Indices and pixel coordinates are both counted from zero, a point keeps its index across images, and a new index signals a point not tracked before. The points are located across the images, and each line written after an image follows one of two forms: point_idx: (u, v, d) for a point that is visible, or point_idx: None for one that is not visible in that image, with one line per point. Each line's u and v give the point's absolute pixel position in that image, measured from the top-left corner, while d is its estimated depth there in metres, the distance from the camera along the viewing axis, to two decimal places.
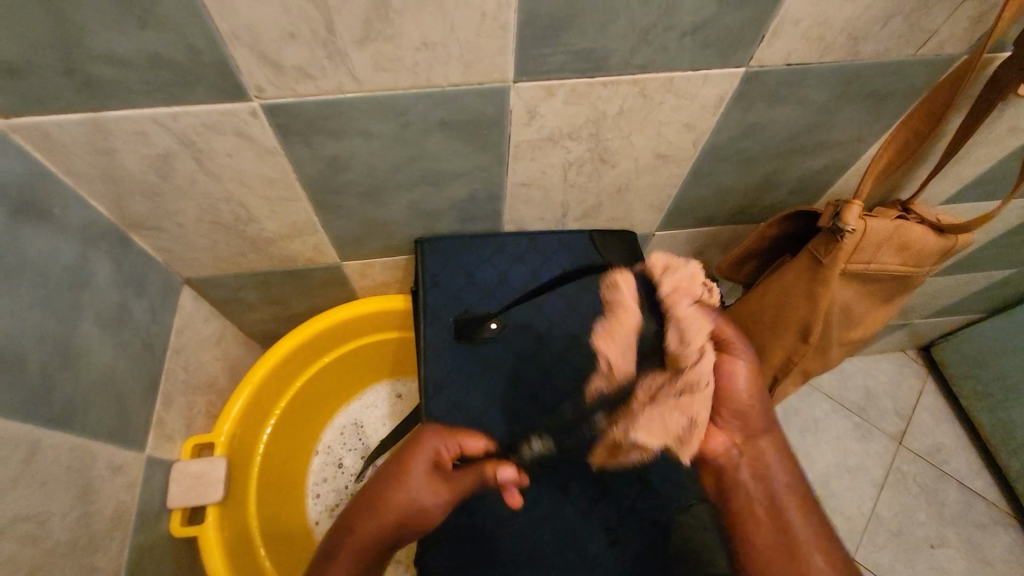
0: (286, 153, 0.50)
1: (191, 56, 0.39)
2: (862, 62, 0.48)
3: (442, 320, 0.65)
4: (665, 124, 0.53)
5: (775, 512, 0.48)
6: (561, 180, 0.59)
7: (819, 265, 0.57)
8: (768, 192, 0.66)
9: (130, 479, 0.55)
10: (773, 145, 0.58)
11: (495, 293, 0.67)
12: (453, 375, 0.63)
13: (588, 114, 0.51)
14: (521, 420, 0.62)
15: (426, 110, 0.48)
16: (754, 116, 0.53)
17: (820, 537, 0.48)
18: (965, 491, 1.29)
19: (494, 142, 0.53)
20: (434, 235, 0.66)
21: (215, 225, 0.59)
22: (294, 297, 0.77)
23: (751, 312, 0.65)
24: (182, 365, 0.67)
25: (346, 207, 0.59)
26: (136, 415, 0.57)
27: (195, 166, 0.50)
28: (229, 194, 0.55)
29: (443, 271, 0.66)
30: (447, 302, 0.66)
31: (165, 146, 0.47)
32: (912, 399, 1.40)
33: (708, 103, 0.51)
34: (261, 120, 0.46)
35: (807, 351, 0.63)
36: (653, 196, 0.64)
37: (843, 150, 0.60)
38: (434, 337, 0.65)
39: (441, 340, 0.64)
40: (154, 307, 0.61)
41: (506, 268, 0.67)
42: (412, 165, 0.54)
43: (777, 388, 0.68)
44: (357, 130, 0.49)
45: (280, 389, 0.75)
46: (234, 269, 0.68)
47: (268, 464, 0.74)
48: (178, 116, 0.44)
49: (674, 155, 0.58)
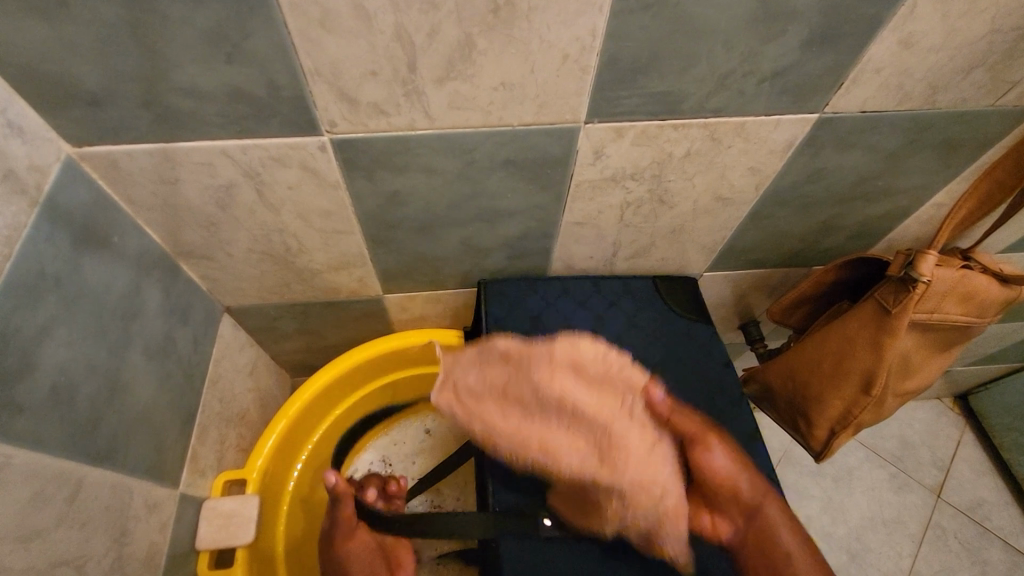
0: (348, 188, 0.50)
1: (271, 91, 0.39)
2: (937, 110, 0.48)
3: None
4: (730, 168, 0.52)
5: (724, 497, 0.50)
6: (617, 220, 0.58)
7: (887, 315, 0.54)
8: (825, 237, 0.65)
9: (163, 518, 0.53)
10: (836, 190, 0.57)
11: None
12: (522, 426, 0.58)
13: (653, 156, 0.50)
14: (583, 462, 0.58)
15: (493, 149, 0.47)
16: (821, 161, 0.52)
17: (784, 516, 0.49)
18: (1010, 551, 1.23)
19: (555, 181, 0.52)
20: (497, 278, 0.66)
21: (264, 255, 0.58)
22: (331, 328, 0.76)
23: (808, 360, 0.63)
24: (218, 396, 0.65)
25: (398, 241, 0.58)
26: (173, 448, 0.55)
27: (254, 197, 0.50)
28: (284, 226, 0.54)
29: (505, 322, 0.64)
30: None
31: (229, 178, 0.47)
32: (950, 450, 1.34)
33: (776, 147, 0.50)
34: (328, 154, 0.46)
35: (870, 402, 0.60)
36: (706, 238, 0.63)
37: (906, 198, 0.59)
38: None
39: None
40: (197, 337, 0.60)
41: (568, 316, 0.65)
42: (470, 202, 0.53)
43: (835, 441, 0.65)
44: (422, 166, 0.48)
45: (312, 424, 0.72)
46: (276, 299, 0.67)
47: (296, 504, 0.71)
48: (247, 148, 0.44)
49: (735, 199, 0.57)
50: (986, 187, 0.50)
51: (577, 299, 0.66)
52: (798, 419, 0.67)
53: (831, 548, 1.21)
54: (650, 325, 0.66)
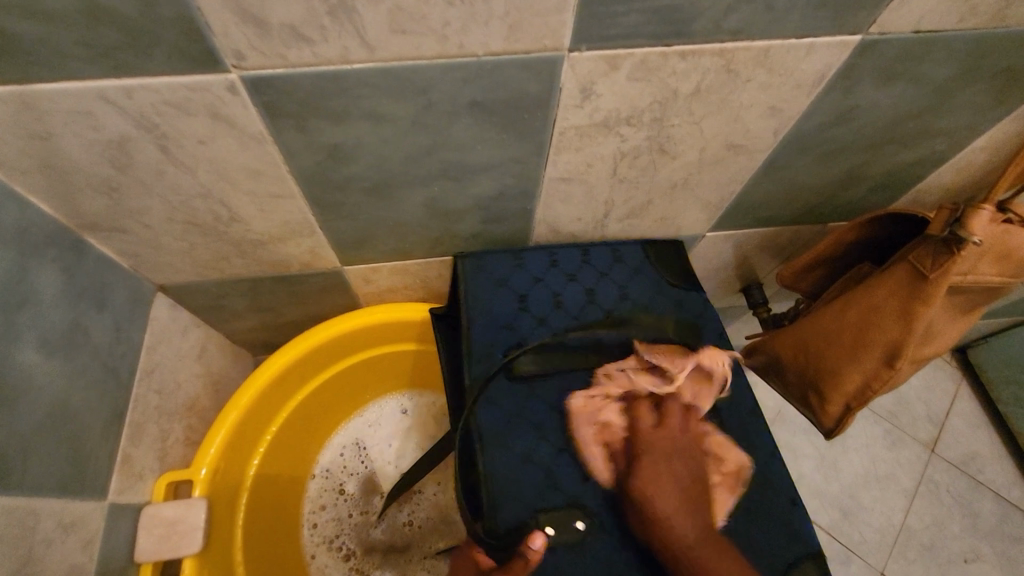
0: (276, 141, 0.40)
1: (145, 8, 0.29)
2: (1006, 29, 0.38)
3: (488, 357, 0.53)
4: (747, 107, 0.43)
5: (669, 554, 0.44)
6: (609, 175, 0.49)
7: (923, 280, 0.47)
8: (847, 189, 0.56)
9: (86, 535, 0.46)
10: (869, 133, 0.48)
11: (549, 321, 0.55)
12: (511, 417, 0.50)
13: (654, 94, 0.40)
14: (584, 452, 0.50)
15: (455, 87, 0.37)
16: (856, 98, 0.43)
17: None
18: (1001, 502, 1.23)
19: (534, 129, 0.42)
20: (477, 252, 0.58)
21: (189, 225, 0.49)
22: (287, 305, 0.67)
23: (825, 330, 0.55)
24: (156, 388, 0.57)
25: (350, 206, 0.49)
26: (95, 455, 0.47)
27: (159, 155, 0.40)
28: (205, 190, 0.44)
29: (487, 294, 0.56)
30: (494, 335, 0.54)
31: (120, 130, 0.37)
32: (946, 404, 1.32)
33: (804, 81, 0.41)
34: (241, 97, 0.36)
35: (893, 377, 0.53)
36: (711, 194, 0.54)
37: (946, 141, 0.50)
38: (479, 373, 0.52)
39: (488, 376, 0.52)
40: (119, 323, 0.51)
41: (558, 288, 0.57)
42: (432, 156, 0.44)
43: (850, 418, 0.58)
44: (366, 111, 0.38)
45: (273, 410, 0.65)
46: (217, 275, 0.58)
47: (258, 498, 0.65)
48: (132, 91, 0.34)
49: (748, 146, 0.47)
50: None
51: (567, 273, 0.58)
52: (808, 393, 0.60)
53: (823, 506, 1.20)
54: (643, 296, 0.58)
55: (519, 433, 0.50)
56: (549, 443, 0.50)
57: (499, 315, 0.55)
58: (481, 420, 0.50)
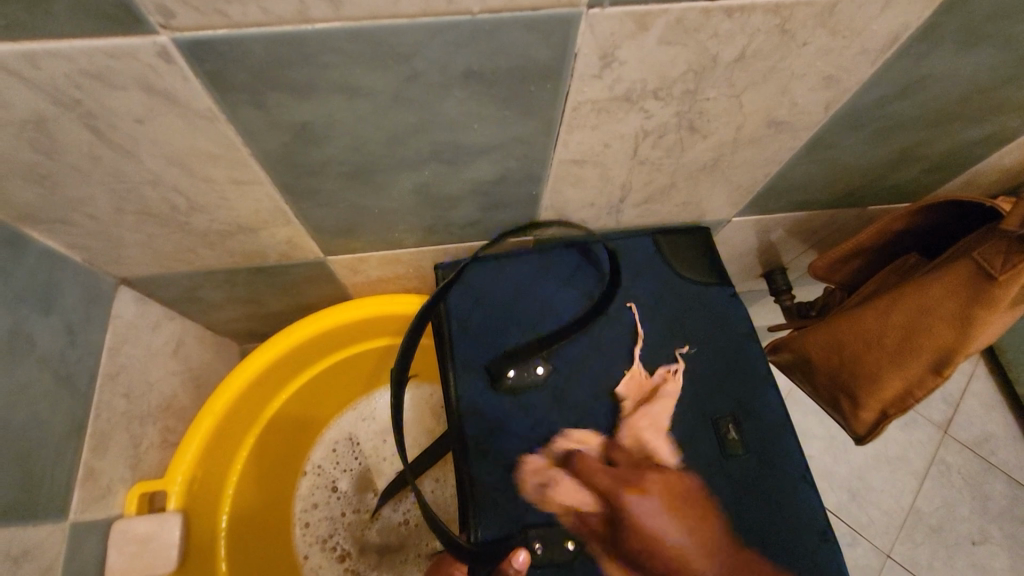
0: (231, 119, 0.33)
1: None
2: None
3: (473, 369, 0.49)
4: (799, 77, 0.35)
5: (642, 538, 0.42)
6: (628, 156, 0.42)
7: (991, 283, 0.41)
8: (897, 171, 0.49)
9: (45, 562, 0.42)
10: (936, 108, 0.41)
11: (539, 326, 0.51)
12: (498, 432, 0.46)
13: (689, 60, 0.33)
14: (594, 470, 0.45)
15: (444, 53, 0.30)
16: (931, 65, 0.36)
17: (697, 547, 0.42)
18: (1013, 484, 1.20)
19: (543, 104, 0.35)
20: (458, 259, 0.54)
21: (143, 215, 0.42)
22: (268, 296, 0.61)
23: (865, 331, 0.49)
24: (124, 392, 0.52)
25: (327, 192, 0.42)
26: (50, 474, 0.43)
27: (91, 137, 0.33)
28: (155, 177, 0.38)
29: (473, 304, 0.51)
30: (480, 347, 0.50)
31: (35, 108, 0.30)
32: (962, 384, 1.27)
33: (873, 45, 0.33)
34: (179, 67, 0.29)
35: (937, 386, 0.47)
36: (743, 176, 0.47)
37: (1023, 115, 0.43)
38: (468, 389, 0.48)
39: (477, 391, 0.48)
40: (72, 325, 0.46)
41: (551, 292, 0.52)
42: (420, 136, 0.37)
43: (885, 424, 0.53)
44: (336, 83, 0.31)
45: (254, 411, 0.60)
46: (184, 267, 0.51)
47: (242, 500, 0.61)
48: (39, 59, 0.27)
49: (793, 122, 0.40)
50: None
51: (562, 278, 0.53)
52: (838, 396, 0.55)
53: (831, 488, 1.17)
54: (659, 292, 0.52)
55: (513, 437, 0.46)
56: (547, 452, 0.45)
57: (487, 323, 0.51)
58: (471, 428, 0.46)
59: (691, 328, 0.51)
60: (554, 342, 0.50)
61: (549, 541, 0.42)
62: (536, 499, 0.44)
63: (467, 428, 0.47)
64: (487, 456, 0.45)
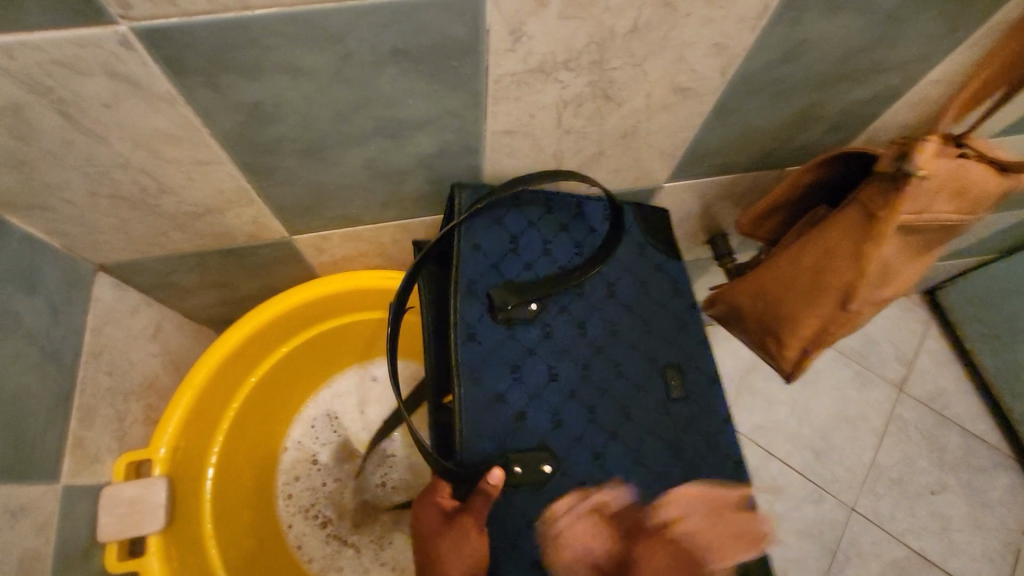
0: (188, 101, 0.37)
1: None
2: None
3: (476, 296, 0.49)
4: (690, 46, 0.41)
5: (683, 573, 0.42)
6: (555, 125, 0.47)
7: (874, 221, 0.46)
8: (803, 130, 0.55)
9: (40, 518, 0.46)
10: (820, 70, 0.46)
11: (538, 266, 0.52)
12: (493, 364, 0.48)
13: (590, 34, 0.38)
14: (565, 407, 0.49)
15: (371, 33, 0.35)
16: (803, 31, 0.41)
17: None
18: (966, 435, 1.27)
19: (467, 78, 0.40)
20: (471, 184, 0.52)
21: (115, 198, 0.46)
22: (241, 279, 0.65)
23: (781, 276, 0.55)
24: (107, 369, 0.55)
25: (285, 170, 0.47)
26: (40, 439, 0.46)
27: (63, 122, 0.37)
28: (124, 159, 0.42)
29: (482, 232, 0.51)
30: (485, 273, 0.50)
31: (11, 96, 0.34)
32: (915, 345, 1.35)
33: (747, 14, 0.39)
34: (138, 53, 0.33)
35: (846, 319, 0.53)
36: (664, 141, 0.53)
37: (900, 75, 0.49)
38: (468, 311, 0.49)
39: (475, 315, 0.49)
40: (55, 306, 0.49)
41: (550, 234, 0.54)
42: (362, 112, 0.41)
43: (807, 360, 0.58)
44: (279, 65, 0.36)
45: (232, 387, 0.64)
46: (159, 250, 0.55)
47: (224, 471, 0.64)
48: (13, 50, 0.31)
49: (696, 88, 0.46)
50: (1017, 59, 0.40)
51: (560, 222, 0.54)
52: (767, 338, 0.60)
53: (796, 448, 1.23)
54: None
55: (506, 372, 0.48)
56: (530, 389, 0.48)
57: (491, 254, 0.51)
58: (466, 355, 0.47)
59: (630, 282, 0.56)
60: (552, 288, 0.51)
61: (526, 466, 0.45)
62: (514, 431, 0.47)
63: (465, 355, 0.47)
64: (482, 391, 0.47)
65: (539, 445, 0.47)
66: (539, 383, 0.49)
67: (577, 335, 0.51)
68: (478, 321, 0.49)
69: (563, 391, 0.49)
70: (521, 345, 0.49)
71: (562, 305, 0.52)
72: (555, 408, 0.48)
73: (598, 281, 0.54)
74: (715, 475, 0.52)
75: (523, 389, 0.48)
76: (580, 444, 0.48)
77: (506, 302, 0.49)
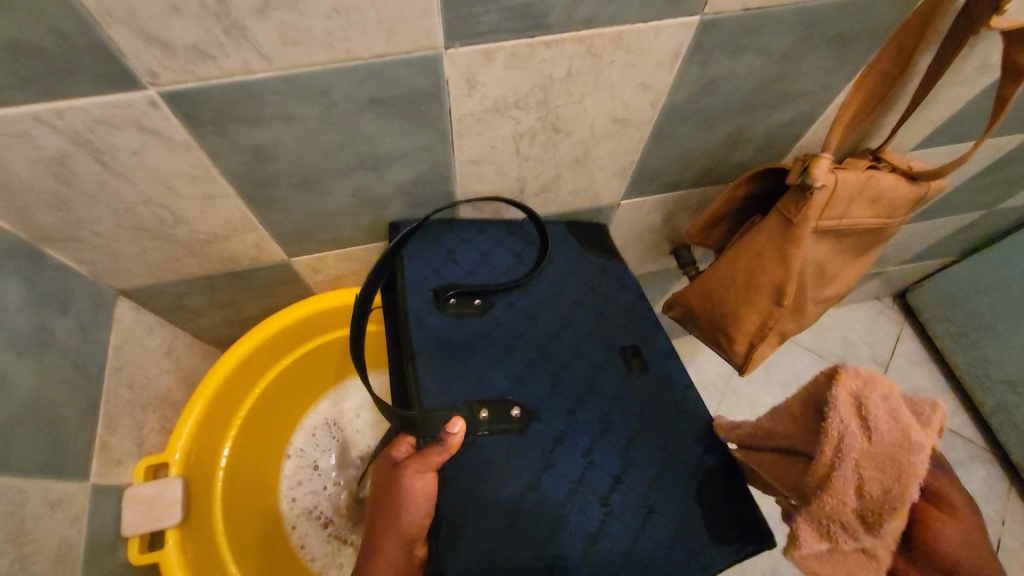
0: (202, 146, 0.45)
1: (61, 41, 0.34)
2: (824, 3, 0.45)
3: (422, 293, 0.57)
4: (619, 85, 0.49)
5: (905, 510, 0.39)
6: (514, 154, 0.55)
7: (791, 225, 0.54)
8: (736, 150, 0.63)
9: (73, 512, 0.52)
10: (737, 100, 0.54)
11: (478, 273, 0.60)
12: (446, 342, 0.54)
13: (533, 79, 0.46)
14: (526, 375, 0.54)
15: (351, 87, 0.43)
16: (714, 70, 0.49)
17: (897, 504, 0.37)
18: (944, 431, 1.31)
19: (434, 119, 0.48)
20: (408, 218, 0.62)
21: (137, 229, 0.54)
22: (245, 299, 0.72)
23: (722, 279, 0.62)
24: (127, 382, 0.62)
25: (283, 200, 0.54)
26: (72, 442, 0.53)
27: (98, 168, 0.45)
28: (147, 196, 0.50)
29: (420, 249, 0.61)
30: (427, 275, 0.59)
31: (57, 148, 0.42)
32: (889, 346, 1.41)
33: (662, 58, 0.47)
34: (162, 111, 0.41)
35: (782, 313, 0.60)
36: (613, 164, 0.60)
37: (810, 101, 0.57)
38: (417, 303, 0.56)
39: (424, 307, 0.56)
40: (83, 325, 0.57)
41: (485, 248, 0.62)
42: (347, 149, 0.49)
43: (755, 353, 0.65)
44: (277, 115, 0.43)
45: (239, 397, 0.70)
46: (172, 275, 0.63)
47: (233, 475, 0.71)
48: (63, 112, 0.39)
49: (633, 119, 0.54)
50: (873, 92, 0.50)
51: (495, 238, 0.64)
52: (719, 336, 0.67)
53: None
54: (567, 260, 0.65)
55: (458, 343, 0.54)
56: (483, 359, 0.54)
57: (432, 263, 0.60)
58: (417, 336, 0.54)
59: (592, 288, 0.63)
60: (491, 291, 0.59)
61: (492, 408, 0.50)
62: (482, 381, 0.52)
63: (417, 336, 0.54)
64: (437, 356, 0.53)
65: (502, 396, 0.52)
66: (493, 354, 0.55)
67: (531, 325, 0.58)
68: (428, 311, 0.56)
69: (517, 360, 0.55)
70: (472, 329, 0.56)
71: (510, 301, 0.59)
72: (513, 372, 0.54)
73: (553, 283, 0.62)
74: (696, 435, 0.54)
75: (479, 360, 0.54)
76: (546, 402, 0.53)
77: (451, 295, 0.57)
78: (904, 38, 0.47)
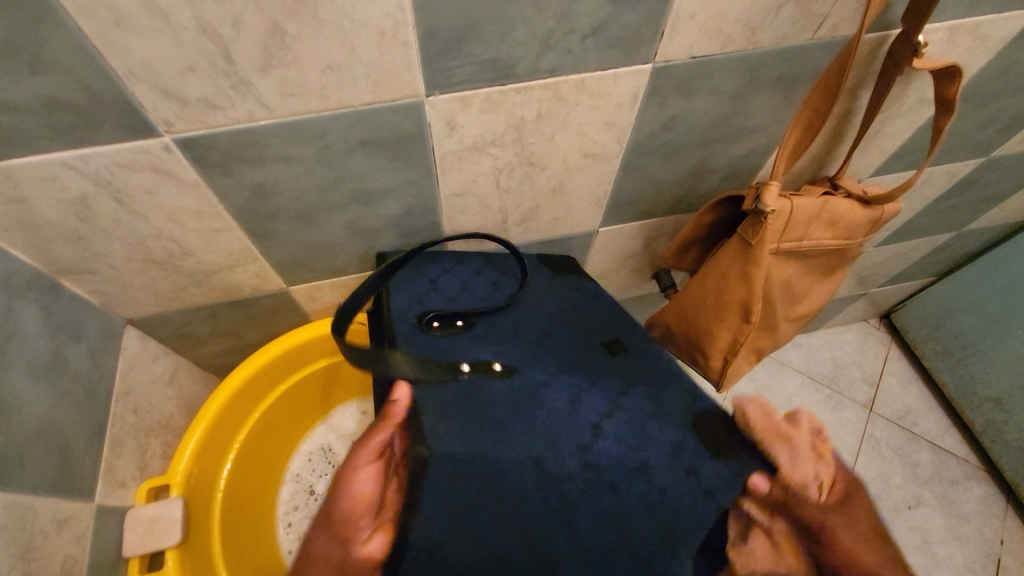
0: (209, 185, 0.50)
1: (90, 97, 0.39)
2: (764, 49, 0.50)
3: (405, 321, 0.60)
4: (586, 124, 0.54)
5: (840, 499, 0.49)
6: (495, 187, 0.60)
7: (750, 246, 0.58)
8: (702, 180, 0.68)
9: (79, 530, 0.54)
10: (696, 135, 0.60)
11: (459, 300, 0.64)
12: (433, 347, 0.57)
13: (507, 121, 0.51)
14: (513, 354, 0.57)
15: (343, 131, 0.48)
16: (671, 109, 0.55)
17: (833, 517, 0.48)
18: (937, 451, 1.32)
19: (419, 157, 0.53)
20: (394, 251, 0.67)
21: (148, 261, 0.58)
22: (246, 327, 0.76)
23: (693, 299, 0.66)
24: (132, 407, 0.65)
25: (282, 233, 0.59)
26: (80, 463, 0.56)
27: (116, 206, 0.50)
28: (158, 231, 0.54)
29: (404, 281, 0.65)
30: (409, 304, 0.62)
31: (80, 189, 0.47)
32: (878, 367, 1.44)
33: (623, 100, 0.52)
34: (175, 154, 0.46)
35: (750, 330, 0.64)
36: (588, 194, 0.65)
37: (764, 134, 0.62)
38: (402, 328, 0.59)
39: (408, 331, 0.59)
40: (94, 353, 0.60)
41: (464, 279, 0.67)
42: (340, 185, 0.54)
43: (729, 369, 0.69)
44: (277, 156, 0.49)
45: (238, 422, 0.73)
46: (178, 304, 0.67)
47: (231, 498, 0.73)
48: (88, 157, 0.44)
49: (602, 154, 0.59)
50: (809, 125, 0.54)
51: (473, 268, 0.68)
52: (695, 353, 0.71)
53: None
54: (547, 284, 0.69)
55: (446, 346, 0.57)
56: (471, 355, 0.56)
57: (415, 293, 0.64)
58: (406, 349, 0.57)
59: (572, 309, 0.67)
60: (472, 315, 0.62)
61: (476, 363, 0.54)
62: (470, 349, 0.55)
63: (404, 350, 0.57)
64: (422, 340, 0.57)
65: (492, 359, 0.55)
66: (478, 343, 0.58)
67: (515, 329, 0.61)
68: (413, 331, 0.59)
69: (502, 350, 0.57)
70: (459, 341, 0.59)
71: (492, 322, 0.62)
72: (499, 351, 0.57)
73: (532, 305, 0.65)
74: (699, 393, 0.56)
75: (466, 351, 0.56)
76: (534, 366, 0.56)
77: (434, 319, 0.60)
78: (829, 79, 0.51)
